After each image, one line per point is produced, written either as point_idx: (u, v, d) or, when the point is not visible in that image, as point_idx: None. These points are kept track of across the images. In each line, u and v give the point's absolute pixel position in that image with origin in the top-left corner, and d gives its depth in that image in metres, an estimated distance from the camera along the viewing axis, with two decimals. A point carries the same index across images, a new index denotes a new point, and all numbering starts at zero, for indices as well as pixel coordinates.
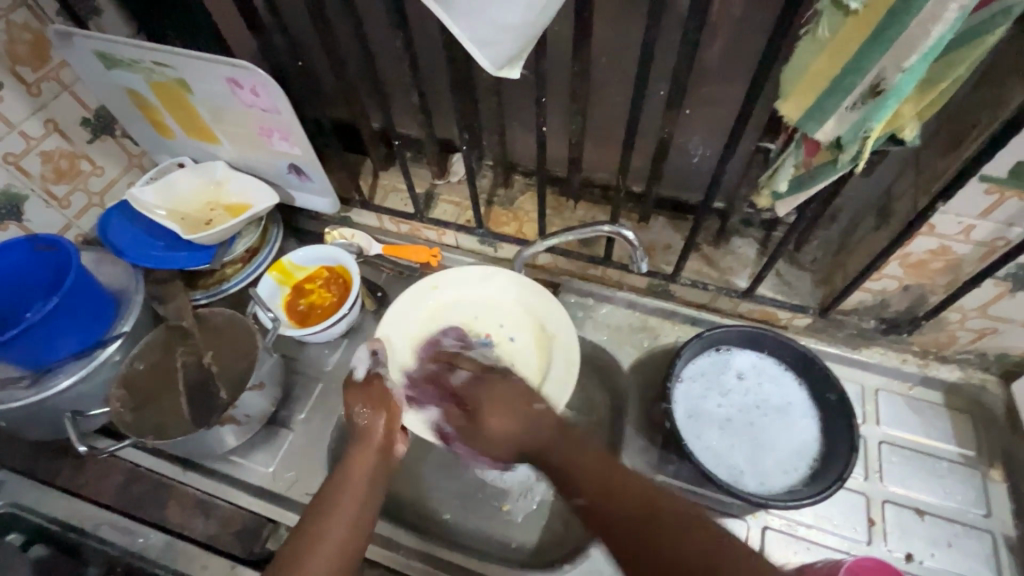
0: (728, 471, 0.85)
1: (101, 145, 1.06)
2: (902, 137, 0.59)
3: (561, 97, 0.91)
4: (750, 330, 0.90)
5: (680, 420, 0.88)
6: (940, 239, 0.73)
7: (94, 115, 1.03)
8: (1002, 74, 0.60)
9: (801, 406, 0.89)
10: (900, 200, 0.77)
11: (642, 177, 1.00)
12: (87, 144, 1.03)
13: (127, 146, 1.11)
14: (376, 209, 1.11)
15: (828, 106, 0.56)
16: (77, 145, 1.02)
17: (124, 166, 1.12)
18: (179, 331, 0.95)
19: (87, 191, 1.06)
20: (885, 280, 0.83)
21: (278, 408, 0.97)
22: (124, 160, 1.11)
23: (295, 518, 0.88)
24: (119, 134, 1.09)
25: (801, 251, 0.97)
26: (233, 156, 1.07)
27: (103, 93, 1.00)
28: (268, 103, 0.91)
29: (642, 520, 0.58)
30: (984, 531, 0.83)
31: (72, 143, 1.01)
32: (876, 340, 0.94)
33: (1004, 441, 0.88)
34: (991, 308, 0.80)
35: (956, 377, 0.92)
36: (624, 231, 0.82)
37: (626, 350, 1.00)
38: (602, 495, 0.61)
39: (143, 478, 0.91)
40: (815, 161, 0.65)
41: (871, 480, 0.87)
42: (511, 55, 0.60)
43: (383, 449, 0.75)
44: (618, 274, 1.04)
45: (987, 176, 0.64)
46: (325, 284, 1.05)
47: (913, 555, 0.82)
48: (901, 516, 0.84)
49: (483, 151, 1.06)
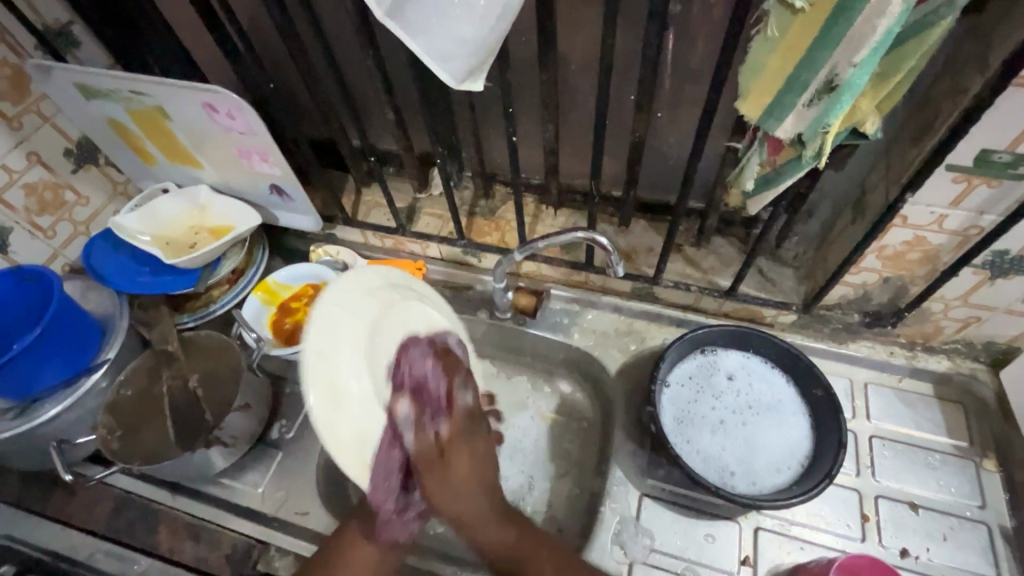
0: (717, 473, 0.84)
1: (84, 175, 1.07)
2: (864, 131, 0.59)
3: (533, 107, 0.92)
4: (733, 329, 0.90)
5: (668, 423, 0.87)
6: (915, 229, 0.73)
7: (77, 145, 1.04)
8: (963, 63, 0.61)
9: (788, 403, 0.88)
10: (873, 192, 0.77)
11: (620, 181, 1.01)
12: (70, 174, 1.05)
13: (112, 175, 1.13)
14: (360, 225, 1.12)
15: (786, 103, 0.56)
16: (60, 175, 1.03)
17: (109, 194, 1.13)
18: (165, 355, 0.95)
19: (73, 221, 1.07)
20: (865, 273, 0.83)
21: (266, 428, 0.97)
22: (109, 189, 1.13)
23: (284, 538, 0.87)
24: (103, 163, 1.10)
25: (782, 247, 0.97)
26: (215, 179, 1.08)
27: (84, 123, 1.01)
28: (244, 126, 0.92)
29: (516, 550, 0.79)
30: (979, 523, 0.82)
31: (56, 174, 1.02)
32: (862, 334, 0.93)
33: (996, 430, 0.87)
34: (973, 297, 0.80)
35: (945, 368, 0.91)
36: (598, 237, 0.82)
37: (613, 354, 1.00)
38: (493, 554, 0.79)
39: (133, 504, 0.91)
40: (780, 159, 0.65)
41: (863, 475, 0.86)
42: (471, 68, 0.61)
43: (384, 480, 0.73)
44: (602, 280, 1.04)
45: (954, 165, 0.64)
46: (310, 301, 1.05)
47: (909, 551, 0.81)
48: (895, 510, 0.83)
49: (463, 163, 1.07)
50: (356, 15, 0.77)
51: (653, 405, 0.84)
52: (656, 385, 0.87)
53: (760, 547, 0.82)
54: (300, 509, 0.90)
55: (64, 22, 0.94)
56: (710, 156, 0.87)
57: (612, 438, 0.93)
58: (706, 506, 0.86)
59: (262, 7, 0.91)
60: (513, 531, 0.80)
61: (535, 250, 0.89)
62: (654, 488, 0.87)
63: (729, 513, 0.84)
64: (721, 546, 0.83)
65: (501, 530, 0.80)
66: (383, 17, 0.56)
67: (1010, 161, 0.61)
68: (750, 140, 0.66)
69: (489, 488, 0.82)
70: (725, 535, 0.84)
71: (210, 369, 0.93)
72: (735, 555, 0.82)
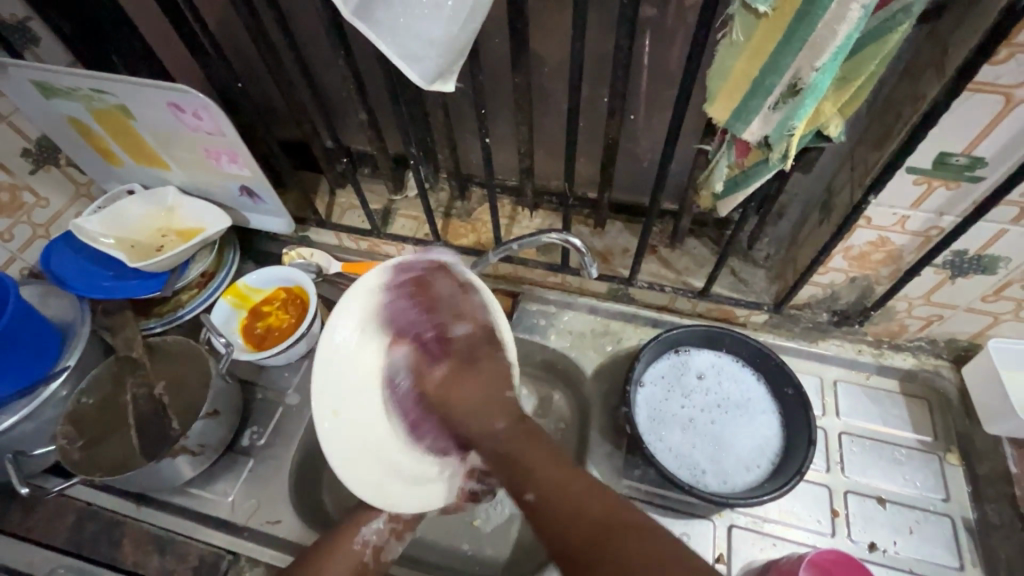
0: (690, 471, 0.84)
1: (44, 176, 1.04)
2: (828, 134, 0.60)
3: (509, 107, 0.92)
4: (706, 329, 0.91)
5: (642, 422, 0.88)
6: (879, 230, 0.75)
7: (35, 145, 1.01)
8: (920, 69, 0.63)
9: (761, 401, 0.89)
10: (839, 193, 0.78)
11: (595, 183, 1.01)
12: (29, 175, 1.01)
13: (73, 175, 1.09)
14: (333, 227, 1.10)
15: (752, 106, 0.57)
16: (18, 176, 0.99)
17: (71, 196, 1.09)
18: (129, 361, 0.92)
19: (32, 223, 1.03)
20: (833, 273, 0.85)
21: (236, 435, 0.94)
22: (71, 190, 1.09)
23: (255, 548, 0.85)
24: (64, 164, 1.07)
25: (754, 248, 0.99)
26: (182, 181, 1.05)
27: (43, 122, 0.98)
28: (212, 126, 0.90)
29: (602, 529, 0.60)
30: (944, 515, 0.84)
31: (12, 175, 0.98)
32: (831, 332, 0.95)
33: (959, 425, 0.90)
34: (935, 295, 0.82)
35: (910, 365, 0.94)
36: (572, 239, 0.81)
37: (590, 355, 1.00)
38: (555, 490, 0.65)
39: (95, 517, 0.88)
40: (748, 161, 0.66)
41: (833, 471, 0.88)
42: (441, 69, 0.60)
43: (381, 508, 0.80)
44: (579, 281, 1.04)
45: (914, 167, 0.66)
46: (282, 305, 1.03)
47: (877, 545, 0.82)
48: (864, 505, 0.85)
49: (438, 165, 1.06)
50: (325, 15, 0.76)
51: (628, 406, 0.85)
52: (631, 385, 0.87)
53: (733, 544, 0.83)
54: (271, 517, 0.88)
55: (22, 18, 0.90)
56: (681, 159, 0.88)
57: (588, 439, 0.93)
58: (681, 505, 0.86)
59: (229, 5, 0.89)
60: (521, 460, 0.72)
61: (510, 253, 0.89)
62: (630, 488, 0.88)
63: (704, 511, 0.85)
64: (696, 544, 0.84)
65: (520, 444, 0.74)
66: (350, 17, 0.56)
67: (967, 163, 0.63)
68: (719, 143, 0.67)
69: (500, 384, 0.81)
70: (700, 533, 0.84)
71: (177, 375, 0.91)
72: (709, 553, 0.83)
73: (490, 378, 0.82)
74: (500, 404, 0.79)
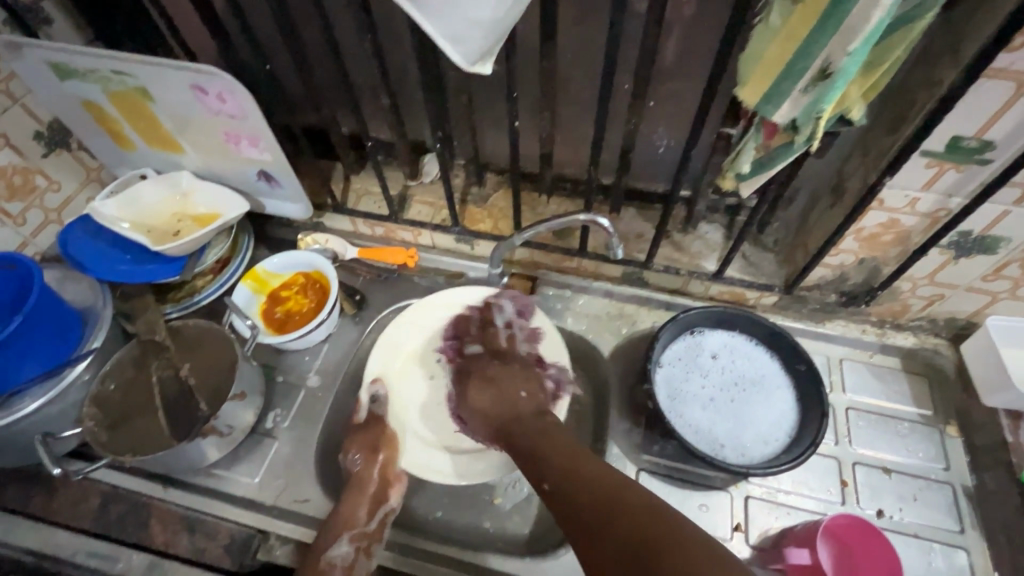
0: (710, 445, 0.88)
1: (56, 159, 1.02)
2: (850, 117, 0.64)
3: (531, 93, 0.93)
4: (721, 310, 0.94)
5: (662, 399, 0.91)
6: (890, 212, 0.79)
7: (48, 128, 0.99)
8: (935, 57, 0.66)
9: (773, 378, 0.93)
10: (851, 177, 0.82)
11: (612, 170, 1.03)
12: (41, 158, 0.99)
13: (84, 160, 1.08)
14: (350, 212, 1.11)
15: (784, 89, 0.60)
16: (30, 159, 0.98)
17: (81, 180, 1.08)
18: (153, 344, 0.92)
19: (44, 208, 1.02)
20: (843, 254, 0.89)
21: (260, 417, 0.95)
22: (82, 174, 1.08)
23: (284, 526, 0.86)
24: (75, 147, 1.05)
25: (764, 233, 1.02)
26: (198, 165, 1.05)
27: (56, 105, 0.96)
28: (235, 108, 0.90)
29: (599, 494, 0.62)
30: (945, 483, 0.89)
31: (25, 158, 0.97)
32: (837, 313, 0.99)
33: (957, 399, 0.95)
34: (939, 275, 0.86)
35: (911, 343, 0.98)
36: (600, 219, 0.83)
37: (606, 337, 1.03)
38: (564, 475, 0.68)
39: (121, 499, 0.88)
40: (774, 143, 0.68)
41: (841, 444, 0.92)
42: (482, 51, 0.62)
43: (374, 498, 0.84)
44: (594, 265, 1.07)
45: (928, 150, 0.69)
46: (302, 289, 1.04)
47: (884, 511, 0.87)
48: (871, 475, 0.90)
49: (456, 151, 1.07)
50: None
51: (649, 383, 0.88)
52: (651, 364, 0.90)
53: (749, 514, 0.87)
54: (297, 496, 0.89)
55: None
56: (699, 146, 0.91)
57: (608, 417, 0.96)
58: (699, 478, 0.90)
59: None
60: (535, 445, 0.77)
61: (534, 235, 0.91)
62: (649, 463, 0.91)
63: (722, 483, 0.89)
64: (714, 514, 0.87)
65: (536, 431, 0.79)
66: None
67: (977, 146, 0.67)
68: (747, 126, 0.70)
69: (527, 384, 0.89)
70: (717, 504, 0.88)
71: (201, 358, 0.91)
72: (727, 522, 0.86)
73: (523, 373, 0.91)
74: (515, 379, 0.90)
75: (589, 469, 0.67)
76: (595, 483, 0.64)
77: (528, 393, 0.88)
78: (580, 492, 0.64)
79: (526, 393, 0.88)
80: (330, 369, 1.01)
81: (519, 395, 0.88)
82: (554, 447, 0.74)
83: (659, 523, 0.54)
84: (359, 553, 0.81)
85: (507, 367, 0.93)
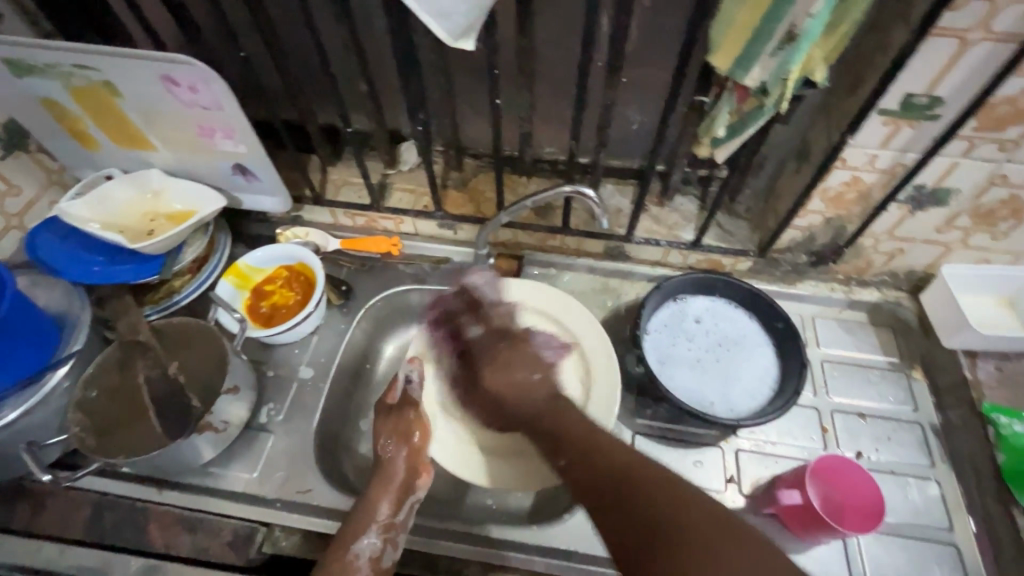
0: (700, 403, 0.92)
1: (15, 162, 0.98)
2: (814, 80, 0.68)
3: (507, 74, 0.94)
4: (701, 276, 0.98)
5: (652, 363, 0.95)
6: (852, 171, 0.84)
7: (4, 129, 0.95)
8: (886, 20, 0.71)
9: (755, 337, 0.98)
10: (815, 141, 0.87)
11: (589, 148, 1.06)
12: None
13: (44, 162, 1.03)
14: (330, 203, 1.10)
15: (754, 53, 0.64)
16: None
17: (43, 183, 1.03)
18: (136, 344, 0.89)
19: (5, 213, 0.97)
20: (811, 216, 0.94)
21: (253, 413, 0.94)
22: (43, 177, 1.03)
23: (288, 517, 0.85)
24: (34, 149, 1.01)
25: (736, 201, 1.07)
26: (168, 161, 1.02)
27: (13, 103, 0.92)
28: (208, 99, 0.88)
29: (615, 474, 0.64)
30: (914, 423, 0.96)
31: None
32: (807, 274, 1.05)
33: (921, 346, 1.02)
34: (898, 230, 0.93)
35: (876, 298, 1.05)
36: (584, 189, 0.85)
37: (593, 311, 1.06)
38: (585, 450, 0.69)
39: (113, 506, 0.86)
40: (745, 107, 0.73)
41: (819, 395, 0.98)
42: (466, 26, 0.63)
43: (402, 487, 0.80)
44: (577, 242, 1.09)
45: (885, 110, 0.74)
46: (286, 283, 1.02)
47: (862, 453, 0.93)
48: (848, 421, 0.95)
49: (434, 136, 1.08)
50: None
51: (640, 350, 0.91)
52: (640, 331, 0.94)
53: (741, 466, 0.91)
54: (299, 487, 0.88)
55: None
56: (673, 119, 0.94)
57: None
58: (692, 437, 0.93)
59: None
60: (543, 413, 0.78)
61: (519, 212, 0.92)
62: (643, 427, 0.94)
63: (713, 439, 0.93)
64: (707, 469, 0.91)
65: (527, 404, 0.81)
66: None
67: (928, 103, 0.72)
68: (720, 91, 0.74)
69: (541, 367, 0.85)
70: (710, 460, 0.92)
71: (188, 356, 0.89)
72: (720, 476, 0.91)
73: (534, 361, 0.85)
74: (527, 364, 0.85)
75: (612, 447, 0.68)
76: (609, 471, 0.65)
77: (542, 373, 0.84)
78: (601, 471, 0.65)
79: (540, 375, 0.84)
80: (322, 361, 1.00)
81: (519, 377, 0.84)
82: (568, 419, 0.75)
83: (676, 510, 0.57)
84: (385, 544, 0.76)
85: (521, 353, 0.87)
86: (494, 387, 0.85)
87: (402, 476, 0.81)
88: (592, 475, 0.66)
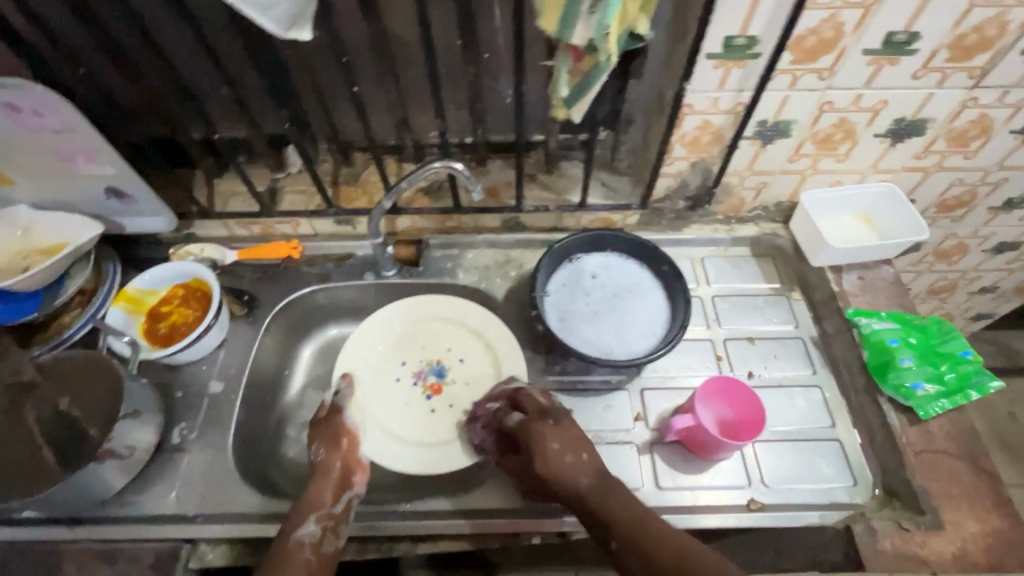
0: (602, 351, 0.97)
1: None
2: (638, 32, 0.73)
3: (369, 64, 0.96)
4: (589, 233, 1.04)
5: (553, 323, 0.99)
6: (701, 114, 0.91)
7: None
8: None
9: (647, 283, 1.04)
10: (666, 91, 0.93)
11: (468, 127, 1.09)
12: None
13: None
14: (220, 215, 1.08)
15: (572, 13, 0.68)
16: None
17: None
18: (21, 386, 0.88)
19: None
20: (678, 162, 1.00)
21: (165, 434, 0.92)
22: None
23: (212, 529, 0.84)
24: None
25: (616, 159, 1.12)
26: (34, 195, 0.98)
27: None
28: (59, 121, 0.86)
29: (671, 556, 0.68)
30: (796, 338, 1.05)
31: None
32: (690, 218, 1.12)
33: (797, 268, 1.11)
34: (756, 164, 1.01)
35: (754, 231, 1.13)
36: (455, 163, 0.88)
37: (499, 283, 1.09)
38: (635, 533, 0.71)
39: (25, 552, 0.84)
40: (583, 67, 0.77)
41: (712, 327, 1.05)
42: (291, 17, 0.64)
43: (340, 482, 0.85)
44: (474, 220, 1.12)
45: (709, 52, 0.81)
46: (183, 301, 1.01)
47: (753, 372, 1.01)
48: (740, 346, 1.03)
49: (315, 135, 1.08)
50: None
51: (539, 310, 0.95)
52: (536, 294, 0.98)
53: (647, 403, 0.98)
54: (220, 499, 0.87)
55: None
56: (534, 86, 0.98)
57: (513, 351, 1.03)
58: (599, 384, 0.99)
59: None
60: (581, 489, 0.77)
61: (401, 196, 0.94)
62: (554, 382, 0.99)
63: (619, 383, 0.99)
64: (618, 411, 0.97)
65: (600, 496, 0.76)
66: None
67: (746, 43, 0.80)
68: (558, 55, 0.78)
69: (584, 446, 0.81)
70: (619, 402, 0.98)
71: (83, 387, 0.86)
72: (629, 415, 0.96)
73: (575, 440, 0.81)
74: (566, 441, 0.81)
75: (654, 520, 0.72)
76: (668, 550, 0.68)
77: (589, 454, 0.80)
78: (659, 548, 0.69)
79: (588, 457, 0.80)
80: (231, 373, 0.99)
81: (563, 462, 0.79)
82: (603, 495, 0.75)
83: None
84: (325, 532, 0.80)
85: (562, 432, 0.82)
86: (561, 471, 0.78)
87: (339, 474, 0.86)
88: (656, 553, 0.68)
